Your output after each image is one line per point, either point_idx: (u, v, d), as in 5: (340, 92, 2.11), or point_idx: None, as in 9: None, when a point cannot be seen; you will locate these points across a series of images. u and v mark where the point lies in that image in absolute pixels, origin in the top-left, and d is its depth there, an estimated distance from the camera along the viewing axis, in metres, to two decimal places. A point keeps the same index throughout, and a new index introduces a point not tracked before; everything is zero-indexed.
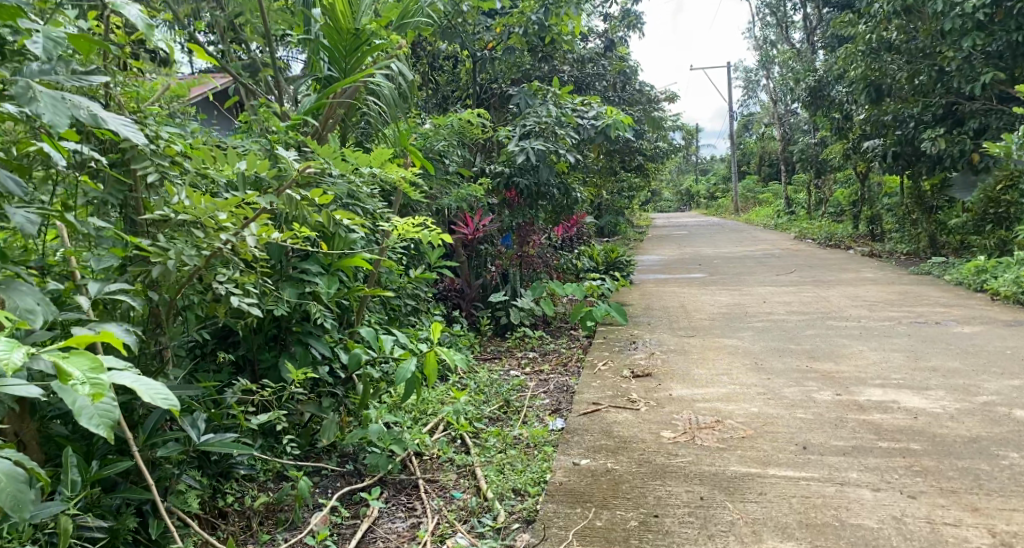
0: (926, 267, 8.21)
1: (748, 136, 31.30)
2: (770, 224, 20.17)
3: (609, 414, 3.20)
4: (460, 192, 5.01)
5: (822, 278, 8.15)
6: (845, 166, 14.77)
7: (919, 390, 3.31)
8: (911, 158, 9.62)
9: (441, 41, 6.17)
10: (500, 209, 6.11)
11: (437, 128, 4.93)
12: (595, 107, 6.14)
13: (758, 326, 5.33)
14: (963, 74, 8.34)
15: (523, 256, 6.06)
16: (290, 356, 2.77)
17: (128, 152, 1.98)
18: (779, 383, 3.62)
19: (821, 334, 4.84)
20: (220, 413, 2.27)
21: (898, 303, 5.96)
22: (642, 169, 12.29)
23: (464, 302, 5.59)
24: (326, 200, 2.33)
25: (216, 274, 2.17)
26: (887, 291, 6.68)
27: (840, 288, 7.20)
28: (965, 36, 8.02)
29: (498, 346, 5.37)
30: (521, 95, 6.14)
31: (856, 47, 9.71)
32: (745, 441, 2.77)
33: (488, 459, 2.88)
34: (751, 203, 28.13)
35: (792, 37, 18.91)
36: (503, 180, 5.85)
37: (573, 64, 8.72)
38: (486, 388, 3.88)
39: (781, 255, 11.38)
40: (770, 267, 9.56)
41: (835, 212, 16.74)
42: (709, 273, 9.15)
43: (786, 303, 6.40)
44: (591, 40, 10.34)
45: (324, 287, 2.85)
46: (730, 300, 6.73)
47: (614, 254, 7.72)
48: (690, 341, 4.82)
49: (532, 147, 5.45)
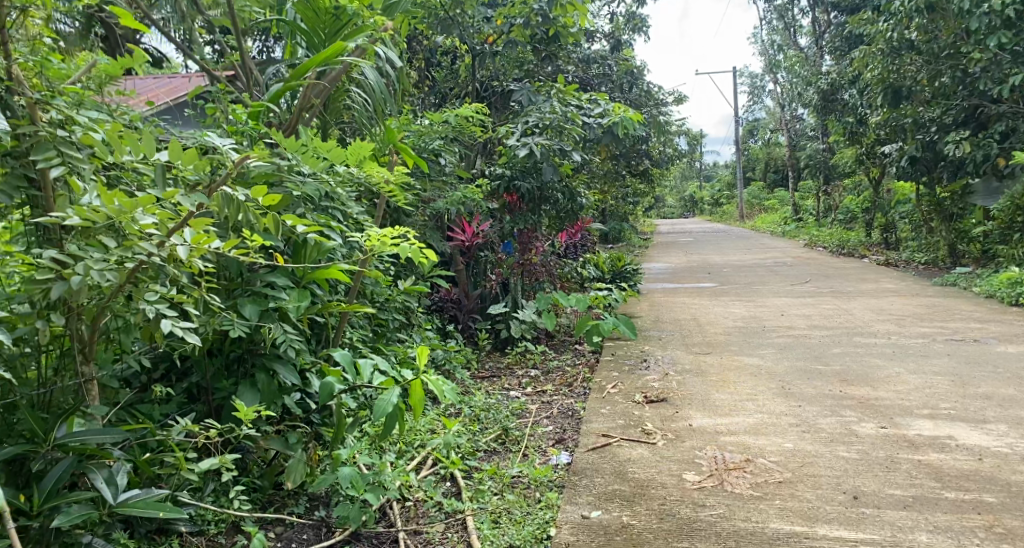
0: (950, 277, 7.81)
1: (753, 142, 30.92)
2: (777, 231, 19.74)
3: (621, 450, 2.80)
4: (456, 194, 4.62)
5: (840, 289, 7.74)
6: (856, 172, 14.38)
7: (976, 423, 2.92)
8: (930, 163, 9.21)
9: (438, 34, 5.79)
10: (501, 214, 5.68)
11: (432, 123, 4.55)
12: (602, 104, 5.74)
13: (779, 342, 4.93)
14: (991, 74, 8.04)
15: (524, 265, 5.60)
16: (251, 385, 2.39)
17: (26, 141, 1.68)
18: (814, 411, 3.22)
19: (851, 352, 4.44)
20: (150, 460, 1.90)
21: (928, 318, 5.55)
22: (648, 175, 11.89)
23: (461, 314, 5.21)
24: (268, 196, 1.95)
25: (145, 292, 1.73)
26: (913, 304, 6.27)
27: (861, 299, 6.79)
28: (992, 35, 7.65)
29: (497, 363, 4.95)
30: (524, 92, 5.82)
31: (873, 47, 9.34)
32: (783, 487, 2.39)
33: (481, 504, 2.48)
34: (756, 208, 27.69)
35: (799, 42, 18.55)
36: (504, 183, 5.46)
37: (578, 63, 8.35)
38: (482, 414, 3.47)
39: (793, 263, 10.96)
40: (784, 277, 9.14)
41: (845, 218, 16.31)
42: (720, 282, 8.72)
43: (806, 316, 5.99)
44: (595, 39, 9.96)
45: (292, 302, 2.47)
46: (746, 313, 6.32)
47: (621, 262, 7.31)
48: (707, 360, 4.41)
49: (535, 143, 5.08)
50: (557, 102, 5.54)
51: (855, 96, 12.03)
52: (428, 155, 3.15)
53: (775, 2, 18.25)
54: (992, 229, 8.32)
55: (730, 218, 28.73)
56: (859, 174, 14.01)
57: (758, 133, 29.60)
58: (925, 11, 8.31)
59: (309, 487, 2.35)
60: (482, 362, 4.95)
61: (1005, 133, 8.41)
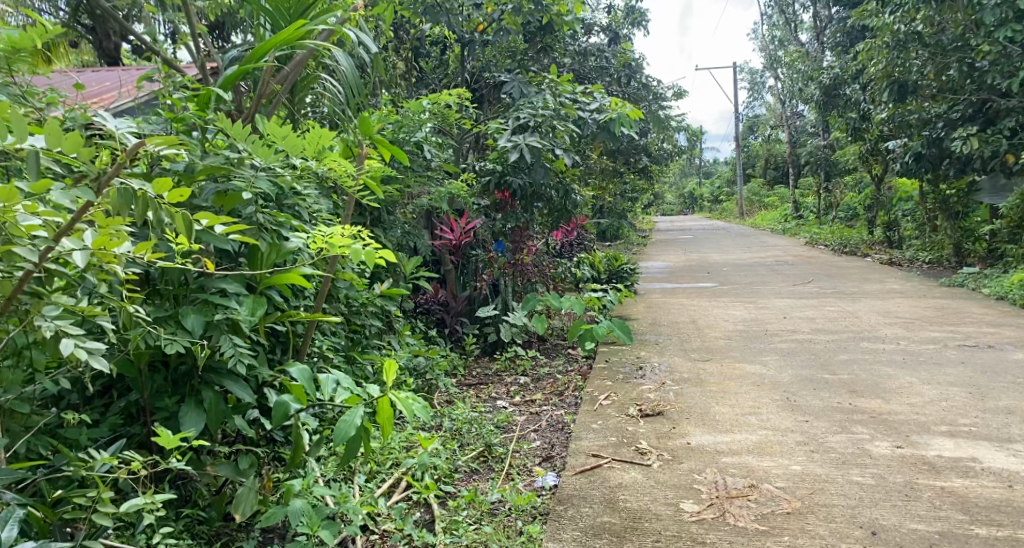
0: (958, 277, 7.55)
1: (753, 139, 30.69)
2: (778, 229, 19.49)
3: (612, 473, 2.55)
4: (441, 189, 4.37)
5: (844, 289, 7.48)
6: (858, 169, 14.13)
7: (1000, 443, 2.66)
8: (936, 160, 8.96)
9: (426, 23, 5.55)
10: (493, 212, 5.48)
11: (413, 114, 4.30)
12: (598, 99, 5.46)
13: (783, 348, 4.67)
14: (1000, 67, 7.80)
15: (517, 264, 5.38)
16: (197, 405, 2.14)
17: None
18: (822, 427, 2.96)
19: (859, 359, 4.19)
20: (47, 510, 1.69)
21: (938, 322, 5.29)
22: (646, 171, 11.66)
23: (449, 317, 4.93)
24: (168, 189, 1.69)
25: (46, 305, 1.59)
26: (922, 307, 6.02)
27: (867, 301, 6.53)
28: (1001, 27, 7.42)
29: (485, 369, 4.69)
30: (515, 83, 5.58)
31: (878, 40, 9.08)
32: (792, 521, 2.14)
33: (456, 537, 2.24)
34: (756, 205, 27.38)
35: (800, 37, 18.31)
36: (496, 178, 5.18)
37: (573, 56, 8.12)
38: (464, 428, 3.20)
39: (795, 262, 10.71)
40: (786, 276, 8.89)
41: (847, 217, 16.06)
42: (720, 282, 8.47)
43: (810, 319, 5.74)
44: (593, 32, 9.73)
45: (245, 313, 2.22)
46: (747, 315, 6.06)
47: (618, 261, 7.07)
48: (706, 368, 4.15)
49: (527, 142, 4.84)
50: (549, 95, 5.30)
51: (857, 91, 11.80)
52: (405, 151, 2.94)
53: None
54: (1000, 228, 8.06)
55: (730, 216, 28.48)
56: (861, 172, 13.73)
57: (758, 130, 29.38)
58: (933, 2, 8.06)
59: (259, 521, 2.10)
60: (470, 368, 4.69)
61: (1014, 129, 8.18)
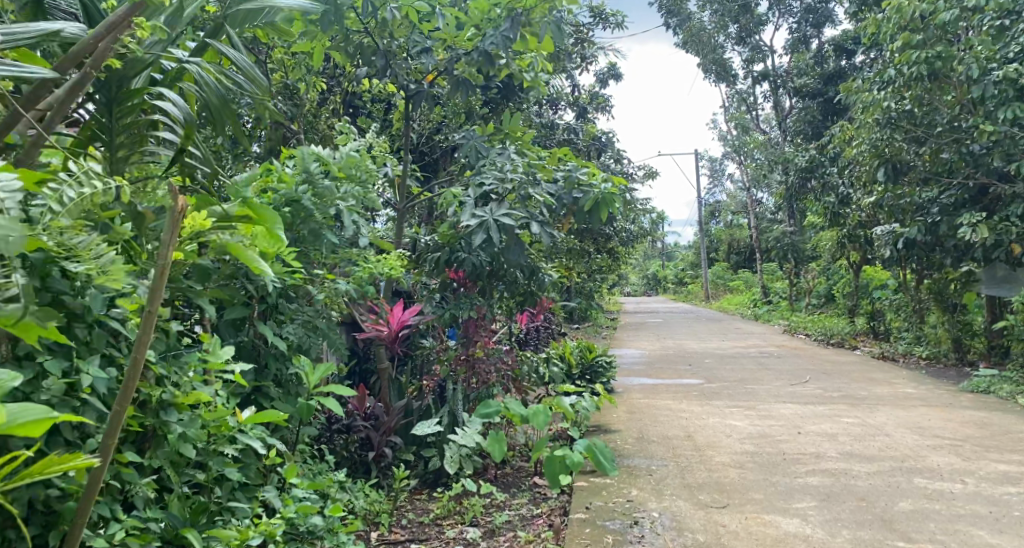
0: (977, 381, 6.58)
1: (714, 224, 30.38)
2: (747, 314, 18.59)
3: None
4: (366, 270, 3.30)
5: (853, 393, 6.43)
6: (832, 258, 13.40)
7: None
8: (926, 249, 8.09)
9: (361, 68, 4.53)
10: (444, 294, 4.38)
11: (336, 172, 3.27)
12: (570, 164, 4.52)
13: (816, 485, 3.58)
14: (1002, 149, 7.07)
15: (470, 360, 4.22)
16: None
17: None
18: None
19: (930, 512, 3.11)
20: None
21: (996, 450, 4.21)
22: (612, 253, 10.64)
23: (377, 435, 3.69)
24: None
25: None
26: (959, 423, 5.00)
27: (887, 411, 5.48)
28: (1003, 107, 6.83)
29: (422, 514, 3.44)
30: (472, 141, 4.58)
31: (864, 121, 8.35)
32: None
33: None
34: (721, 289, 26.57)
35: (763, 126, 18.02)
36: (446, 255, 4.14)
37: (538, 127, 7.24)
38: None
39: (780, 354, 9.69)
40: (777, 372, 7.83)
41: (821, 303, 15.25)
42: (705, 379, 7.35)
43: (830, 436, 4.67)
44: (560, 106, 8.90)
45: None
46: (751, 427, 4.96)
47: (591, 353, 5.97)
48: (725, 523, 2.99)
49: (496, 217, 3.87)
50: (516, 156, 4.36)
51: (836, 174, 11.08)
52: (282, 221, 2.31)
53: (738, 88, 17.84)
54: None
55: (694, 299, 27.63)
56: (838, 259, 12.99)
57: (721, 217, 29.13)
58: (926, 79, 7.43)
59: None
60: (402, 512, 3.47)
61: None
